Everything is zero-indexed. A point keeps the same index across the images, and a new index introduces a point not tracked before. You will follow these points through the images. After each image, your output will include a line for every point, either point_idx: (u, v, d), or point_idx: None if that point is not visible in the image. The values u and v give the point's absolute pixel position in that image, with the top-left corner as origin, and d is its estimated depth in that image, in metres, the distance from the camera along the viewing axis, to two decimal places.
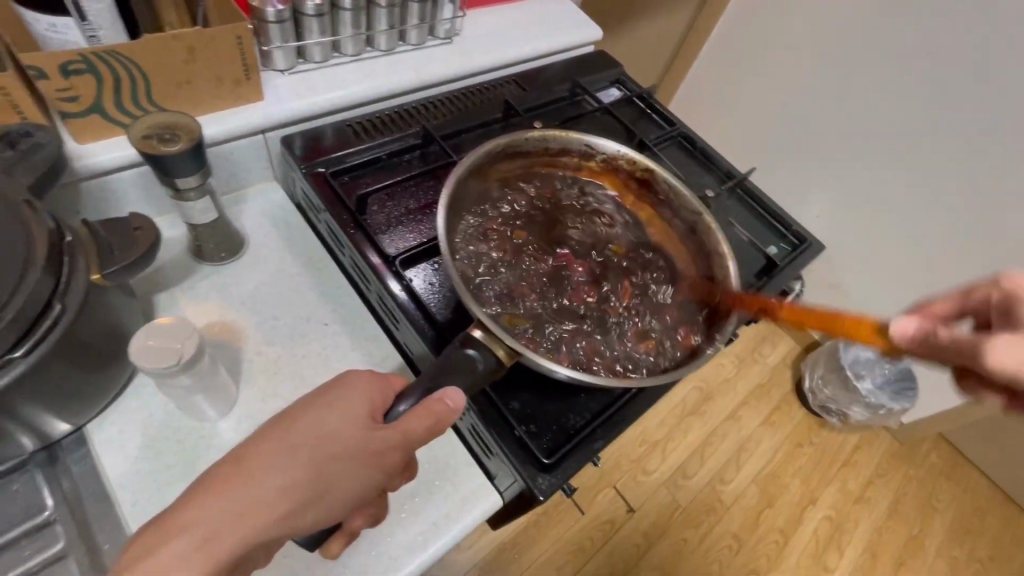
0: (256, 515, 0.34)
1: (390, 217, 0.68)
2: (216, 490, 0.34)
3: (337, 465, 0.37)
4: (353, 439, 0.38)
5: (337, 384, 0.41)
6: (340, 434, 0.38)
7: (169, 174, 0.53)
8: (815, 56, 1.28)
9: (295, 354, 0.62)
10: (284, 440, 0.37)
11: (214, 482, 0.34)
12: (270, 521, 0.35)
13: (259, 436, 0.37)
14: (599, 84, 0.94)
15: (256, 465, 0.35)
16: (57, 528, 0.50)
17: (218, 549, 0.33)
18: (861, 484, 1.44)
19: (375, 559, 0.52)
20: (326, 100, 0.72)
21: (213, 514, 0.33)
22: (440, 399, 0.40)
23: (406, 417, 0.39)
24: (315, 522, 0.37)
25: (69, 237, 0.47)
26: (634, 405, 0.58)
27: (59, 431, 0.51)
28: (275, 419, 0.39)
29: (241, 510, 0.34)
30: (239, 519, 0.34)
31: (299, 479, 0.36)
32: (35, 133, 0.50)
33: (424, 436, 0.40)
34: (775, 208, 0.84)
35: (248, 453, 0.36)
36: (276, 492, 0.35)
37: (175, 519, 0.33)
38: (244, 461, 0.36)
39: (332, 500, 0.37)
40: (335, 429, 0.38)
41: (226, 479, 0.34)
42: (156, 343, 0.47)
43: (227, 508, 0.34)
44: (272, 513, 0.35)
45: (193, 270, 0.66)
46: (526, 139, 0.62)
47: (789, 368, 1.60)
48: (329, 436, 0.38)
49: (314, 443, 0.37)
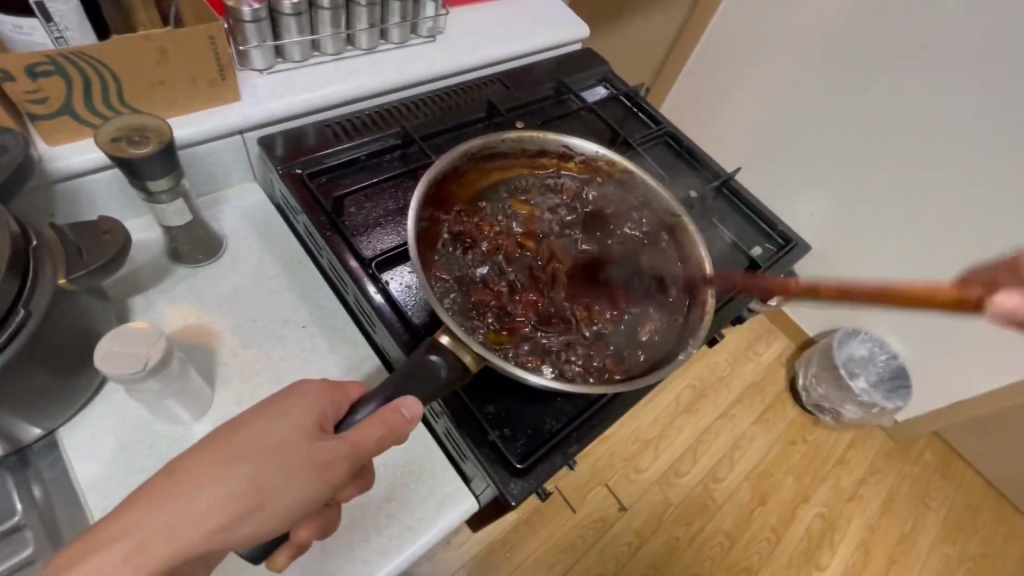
0: (185, 529, 0.34)
1: (368, 219, 0.67)
2: (149, 503, 0.34)
3: (280, 478, 0.37)
4: (297, 451, 0.38)
5: (287, 394, 0.41)
6: (280, 445, 0.38)
7: (139, 177, 0.53)
8: (808, 54, 1.27)
9: (271, 358, 0.62)
10: (224, 452, 0.36)
11: (150, 494, 0.35)
12: (203, 534, 0.34)
13: (197, 447, 0.37)
14: (585, 82, 0.93)
15: (192, 478, 0.35)
16: (27, 533, 0.50)
17: (146, 562, 0.33)
18: (854, 482, 1.44)
19: (348, 563, 0.52)
20: (306, 100, 0.71)
21: (144, 527, 0.33)
22: (396, 408, 0.41)
23: (359, 428, 0.40)
24: (253, 534, 0.36)
25: (34, 241, 0.47)
26: (611, 409, 0.58)
27: (30, 436, 0.51)
28: (218, 429, 0.39)
29: (171, 523, 0.34)
30: (169, 532, 0.34)
31: (236, 492, 0.35)
32: (1, 136, 0.49)
33: (381, 444, 0.40)
34: (762, 207, 0.83)
35: (182, 465, 0.36)
36: (211, 506, 0.35)
37: (103, 532, 0.33)
38: (178, 473, 0.35)
39: (271, 512, 0.37)
40: (276, 440, 0.38)
41: (162, 493, 0.34)
42: (125, 347, 0.47)
43: (157, 521, 0.34)
44: (206, 526, 0.34)
45: (170, 272, 0.66)
46: (502, 140, 0.61)
47: (783, 366, 1.59)
48: (273, 448, 0.37)
49: (252, 454, 0.37)
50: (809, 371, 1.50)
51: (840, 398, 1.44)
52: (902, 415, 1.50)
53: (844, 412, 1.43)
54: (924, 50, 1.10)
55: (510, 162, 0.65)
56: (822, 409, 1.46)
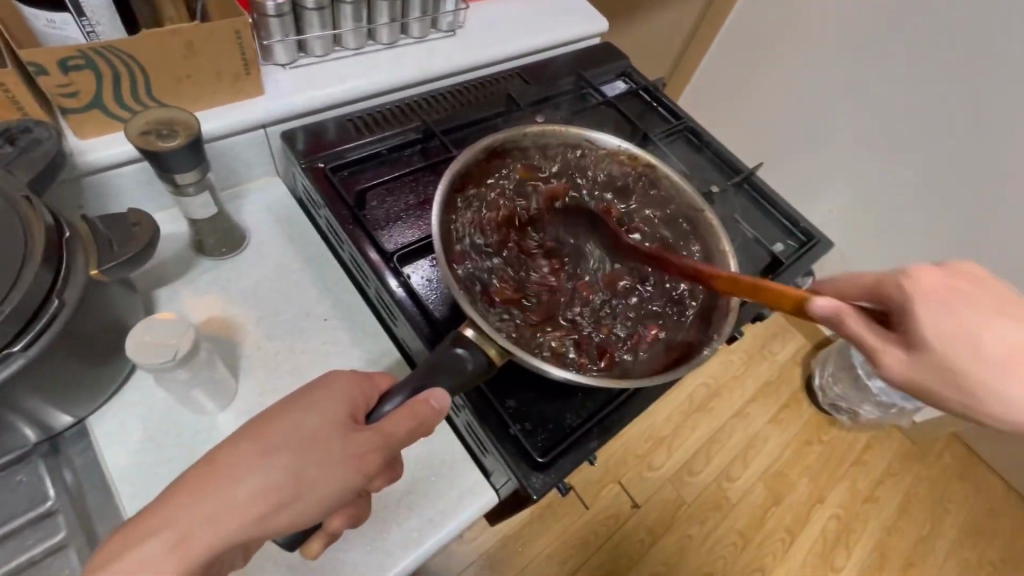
0: (226, 518, 0.34)
1: (389, 213, 0.68)
2: (189, 493, 0.35)
3: (314, 468, 0.37)
4: (330, 442, 0.38)
5: (318, 386, 0.41)
6: (313, 434, 0.38)
7: (168, 170, 0.53)
8: (830, 48, 1.25)
9: (295, 350, 0.62)
10: (259, 443, 0.37)
11: (188, 485, 0.35)
12: (243, 524, 0.35)
13: (233, 438, 0.37)
14: (604, 77, 0.92)
15: (229, 469, 0.36)
16: (60, 518, 0.51)
17: (190, 551, 0.33)
18: (871, 484, 1.42)
19: (370, 554, 0.52)
20: (328, 94, 0.72)
21: (186, 517, 0.34)
22: (425, 400, 0.41)
23: (388, 420, 0.40)
24: (292, 523, 0.37)
25: (67, 232, 0.47)
26: (632, 405, 0.58)
27: (61, 423, 0.52)
28: (252, 421, 0.39)
29: (212, 513, 0.34)
30: (210, 522, 0.34)
31: (273, 483, 0.36)
32: (35, 129, 0.50)
33: (410, 434, 0.41)
34: (783, 203, 0.82)
35: (218, 456, 0.36)
36: (249, 496, 0.35)
37: (146, 524, 0.34)
38: (215, 464, 0.36)
39: (308, 501, 0.37)
40: (309, 430, 0.38)
41: (200, 483, 0.35)
42: (154, 337, 0.47)
43: (197, 512, 0.34)
44: (245, 516, 0.35)
45: (194, 265, 0.67)
46: (524, 133, 0.62)
47: (799, 366, 1.57)
48: (306, 438, 0.38)
49: (287, 443, 0.37)
50: (827, 369, 1.48)
51: (858, 398, 1.41)
52: (922, 416, 1.47)
53: (862, 412, 1.42)
54: (952, 43, 1.07)
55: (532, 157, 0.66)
56: (839, 408, 1.46)
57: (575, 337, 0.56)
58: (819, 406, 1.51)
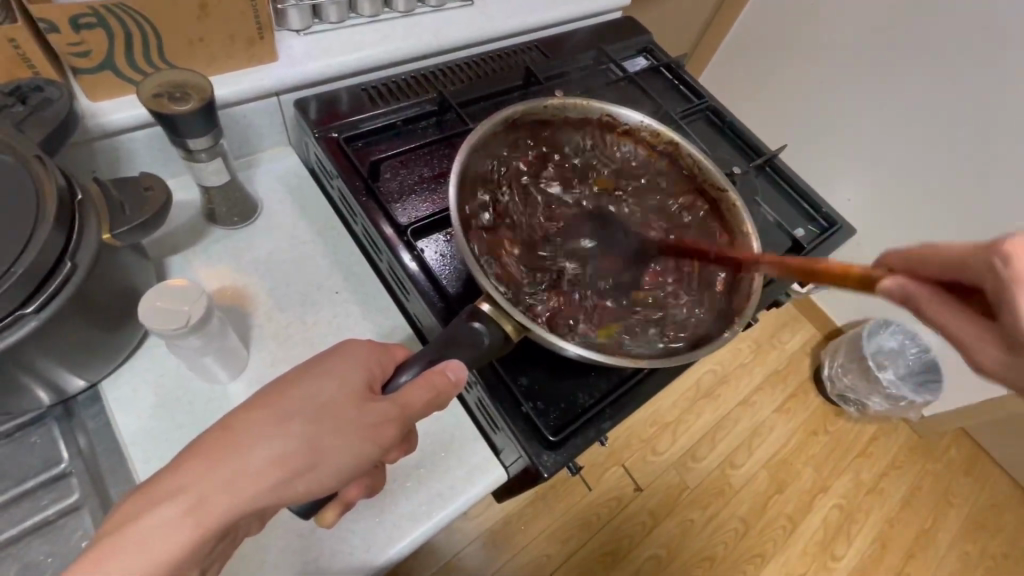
0: (242, 485, 0.34)
1: (403, 185, 0.66)
2: (203, 457, 0.34)
3: (329, 439, 0.37)
4: (344, 411, 0.38)
5: (331, 355, 0.41)
6: (329, 403, 0.38)
7: (178, 134, 0.52)
8: (858, 30, 1.20)
9: (306, 323, 0.62)
10: (273, 411, 0.36)
11: (200, 451, 0.34)
12: (257, 494, 0.34)
13: (248, 404, 0.37)
14: (625, 52, 0.90)
15: (244, 436, 0.35)
16: (72, 480, 0.52)
17: (202, 517, 0.33)
18: (875, 475, 1.42)
19: (379, 525, 0.52)
20: (342, 63, 0.70)
21: (198, 483, 0.33)
22: (440, 370, 0.41)
23: (404, 391, 0.40)
24: (304, 494, 0.36)
25: (79, 195, 0.47)
26: (644, 387, 0.57)
27: (74, 387, 0.52)
28: (267, 388, 0.39)
29: (223, 481, 0.33)
30: (226, 488, 0.33)
31: (288, 451, 0.35)
32: (46, 88, 0.49)
33: (424, 407, 0.40)
34: (806, 187, 0.80)
35: (235, 421, 0.36)
36: (264, 465, 0.35)
37: (158, 488, 0.33)
38: (231, 429, 0.35)
39: (323, 470, 0.37)
40: (324, 398, 0.38)
41: (213, 450, 0.34)
42: (166, 304, 0.47)
43: (210, 477, 0.33)
44: (259, 485, 0.34)
45: (206, 233, 0.66)
46: (545, 106, 0.60)
47: (809, 356, 1.56)
48: (321, 406, 0.38)
49: (303, 411, 0.37)
50: (837, 360, 1.47)
51: (867, 389, 1.41)
52: (929, 411, 1.46)
53: (870, 404, 1.42)
54: (988, 28, 1.01)
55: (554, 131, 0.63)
56: (847, 399, 1.45)
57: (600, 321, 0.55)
58: (827, 397, 1.50)
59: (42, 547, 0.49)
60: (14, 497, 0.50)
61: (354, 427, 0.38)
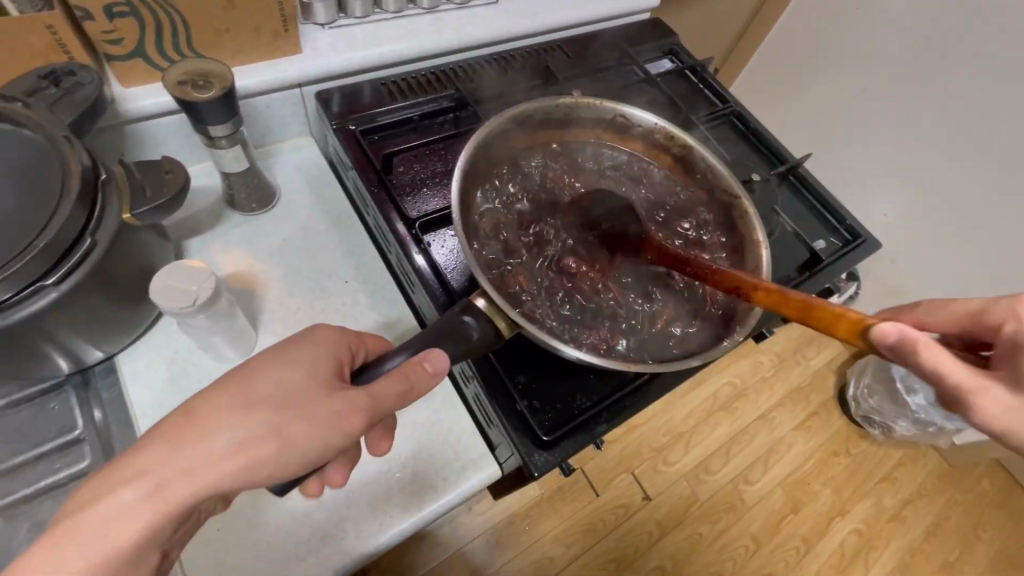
0: (205, 470, 0.35)
1: (415, 179, 0.67)
2: (168, 443, 0.35)
3: (297, 426, 0.38)
4: (312, 398, 0.39)
5: (299, 344, 0.42)
6: (297, 389, 0.39)
7: (201, 120, 0.54)
8: (900, 38, 1.15)
9: (314, 308, 0.64)
10: (239, 398, 0.37)
11: (167, 437, 0.35)
12: (222, 478, 0.35)
13: (210, 389, 0.38)
14: (650, 54, 0.89)
15: (208, 422, 0.36)
16: (84, 447, 0.54)
17: (167, 499, 0.34)
18: (898, 502, 1.36)
19: (369, 512, 0.53)
20: (364, 57, 0.71)
21: (162, 467, 0.34)
22: (420, 362, 0.41)
23: (381, 382, 0.40)
24: (273, 475, 0.38)
25: (103, 174, 0.49)
26: (644, 392, 0.56)
27: (92, 357, 0.55)
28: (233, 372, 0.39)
29: (187, 465, 0.35)
30: (186, 474, 0.35)
31: (254, 437, 0.36)
32: (78, 72, 0.51)
33: (403, 397, 0.41)
34: (831, 199, 0.78)
35: (201, 408, 0.37)
36: (227, 450, 0.36)
37: (122, 470, 0.34)
38: (194, 415, 0.36)
39: (292, 452, 0.38)
40: (292, 386, 0.39)
41: (178, 435, 0.35)
42: (176, 283, 0.49)
43: (175, 462, 0.35)
44: (224, 470, 0.35)
45: (226, 217, 0.68)
46: (557, 104, 0.59)
47: (834, 374, 1.51)
48: (287, 392, 0.38)
49: (269, 398, 0.38)
50: (862, 381, 1.41)
51: (894, 412, 1.34)
52: (961, 438, 1.40)
53: (895, 427, 1.36)
54: None
55: (565, 130, 0.63)
56: (872, 420, 1.39)
57: (612, 332, 0.54)
58: (851, 417, 1.45)
59: (55, 509, 0.52)
60: (32, 459, 0.53)
61: (320, 414, 0.38)
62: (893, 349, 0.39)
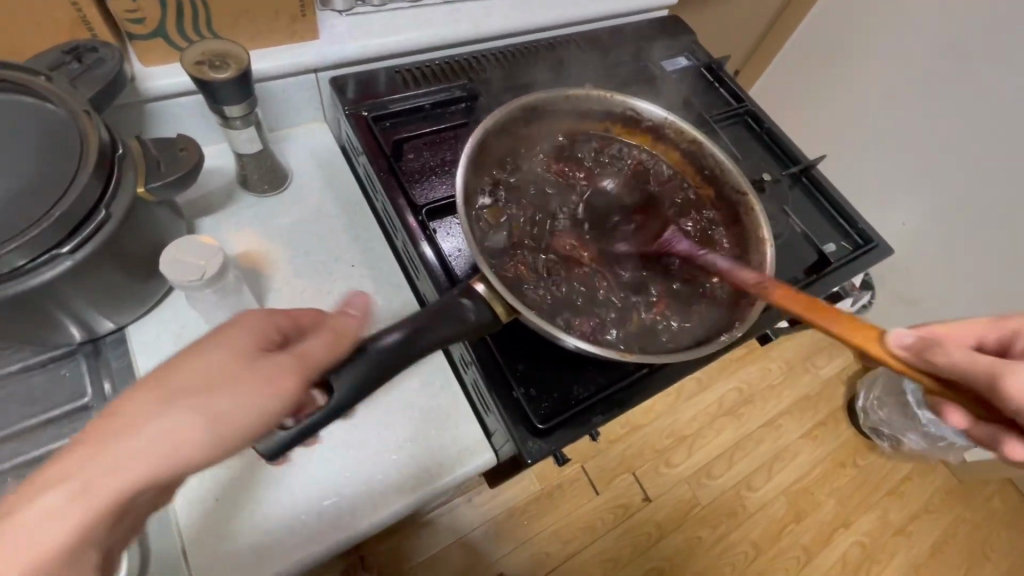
0: (138, 465, 0.30)
1: (424, 166, 0.68)
2: (88, 445, 0.30)
3: (242, 404, 0.34)
4: (254, 374, 0.35)
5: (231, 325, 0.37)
6: (236, 369, 0.35)
7: (216, 100, 0.56)
8: (925, 44, 1.12)
9: (320, 290, 0.65)
10: (169, 388, 0.33)
11: (86, 440, 0.30)
12: (161, 472, 0.31)
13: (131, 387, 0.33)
14: (666, 51, 0.88)
15: (134, 416, 0.31)
16: (93, 414, 0.56)
17: (95, 503, 0.29)
18: (904, 517, 1.34)
19: (363, 490, 0.54)
20: (380, 44, 0.72)
21: (83, 470, 0.30)
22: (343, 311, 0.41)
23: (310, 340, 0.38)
24: (222, 459, 0.34)
25: (120, 149, 0.50)
26: (642, 386, 0.56)
27: (103, 327, 0.57)
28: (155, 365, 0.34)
29: (114, 464, 0.30)
30: (116, 472, 0.30)
31: (194, 423, 0.32)
32: (100, 49, 0.52)
33: (334, 347, 0.39)
34: (844, 202, 0.77)
35: (116, 406, 0.31)
36: (163, 442, 0.31)
37: (36, 481, 0.29)
38: (115, 413, 0.31)
39: (240, 434, 0.34)
40: (230, 367, 0.35)
41: (98, 437, 0.30)
42: (184, 256, 0.50)
43: (99, 463, 0.30)
44: (161, 463, 0.31)
45: (238, 197, 0.69)
46: (566, 96, 0.59)
47: (843, 385, 1.49)
48: (226, 374, 0.34)
49: (206, 382, 0.34)
50: (873, 393, 1.39)
51: (903, 425, 1.32)
52: (971, 455, 1.37)
53: (905, 440, 1.33)
54: None
55: (574, 122, 0.63)
56: (880, 432, 1.37)
57: (610, 323, 0.54)
58: (859, 428, 1.43)
59: None
60: (42, 423, 0.55)
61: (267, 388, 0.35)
62: (911, 352, 0.40)
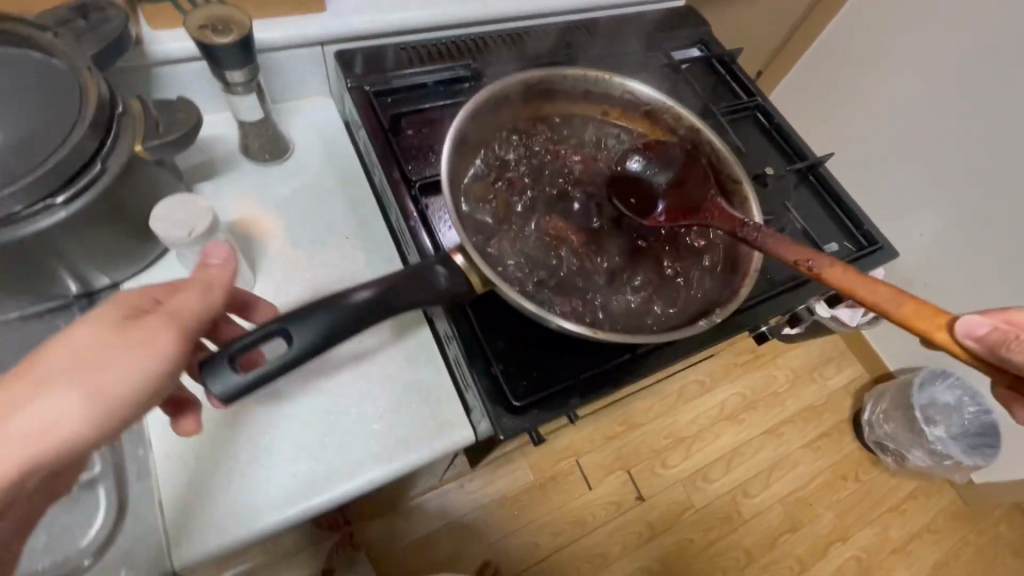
0: (19, 444, 0.36)
1: (422, 143, 0.68)
2: None
3: (108, 375, 0.38)
4: (110, 347, 0.38)
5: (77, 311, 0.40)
6: (91, 348, 0.38)
7: (218, 65, 0.56)
8: (956, 50, 1.09)
9: (313, 260, 0.65)
10: (30, 377, 0.37)
11: None
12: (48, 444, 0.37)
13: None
14: (679, 41, 0.87)
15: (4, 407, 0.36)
16: None
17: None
18: (905, 535, 1.31)
19: (337, 455, 0.55)
20: (387, 20, 0.72)
21: None
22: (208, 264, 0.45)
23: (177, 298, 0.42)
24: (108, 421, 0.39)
25: (120, 107, 0.51)
26: (624, 371, 0.56)
27: (98, 282, 0.58)
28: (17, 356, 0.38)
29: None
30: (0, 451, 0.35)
31: (66, 403, 0.37)
32: (107, 9, 0.53)
33: (205, 298, 0.43)
34: (851, 202, 0.75)
35: None
36: (41, 422, 0.36)
37: None
38: None
39: (116, 399, 0.39)
40: (85, 347, 0.38)
41: None
42: (173, 214, 0.51)
43: None
44: (46, 438, 0.36)
45: (239, 165, 0.70)
46: (564, 75, 0.59)
47: (850, 397, 1.46)
48: (79, 354, 0.38)
49: (63, 365, 0.37)
50: (879, 406, 1.37)
51: (910, 441, 1.31)
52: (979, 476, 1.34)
53: (910, 457, 1.31)
54: None
55: (572, 102, 0.62)
56: (885, 447, 1.34)
57: (592, 304, 0.54)
58: (863, 442, 1.40)
59: None
60: None
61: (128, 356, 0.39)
62: (983, 344, 0.37)
